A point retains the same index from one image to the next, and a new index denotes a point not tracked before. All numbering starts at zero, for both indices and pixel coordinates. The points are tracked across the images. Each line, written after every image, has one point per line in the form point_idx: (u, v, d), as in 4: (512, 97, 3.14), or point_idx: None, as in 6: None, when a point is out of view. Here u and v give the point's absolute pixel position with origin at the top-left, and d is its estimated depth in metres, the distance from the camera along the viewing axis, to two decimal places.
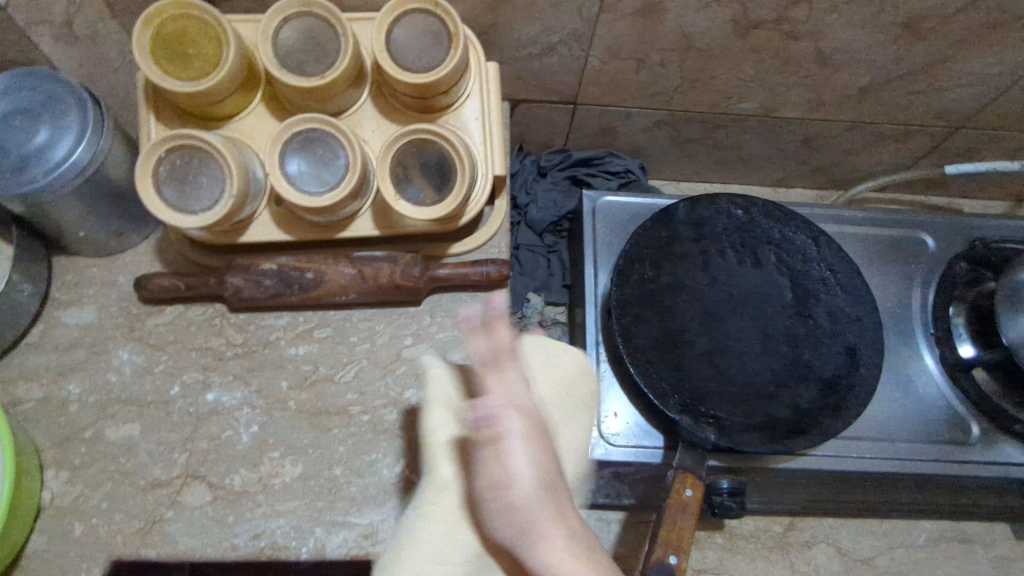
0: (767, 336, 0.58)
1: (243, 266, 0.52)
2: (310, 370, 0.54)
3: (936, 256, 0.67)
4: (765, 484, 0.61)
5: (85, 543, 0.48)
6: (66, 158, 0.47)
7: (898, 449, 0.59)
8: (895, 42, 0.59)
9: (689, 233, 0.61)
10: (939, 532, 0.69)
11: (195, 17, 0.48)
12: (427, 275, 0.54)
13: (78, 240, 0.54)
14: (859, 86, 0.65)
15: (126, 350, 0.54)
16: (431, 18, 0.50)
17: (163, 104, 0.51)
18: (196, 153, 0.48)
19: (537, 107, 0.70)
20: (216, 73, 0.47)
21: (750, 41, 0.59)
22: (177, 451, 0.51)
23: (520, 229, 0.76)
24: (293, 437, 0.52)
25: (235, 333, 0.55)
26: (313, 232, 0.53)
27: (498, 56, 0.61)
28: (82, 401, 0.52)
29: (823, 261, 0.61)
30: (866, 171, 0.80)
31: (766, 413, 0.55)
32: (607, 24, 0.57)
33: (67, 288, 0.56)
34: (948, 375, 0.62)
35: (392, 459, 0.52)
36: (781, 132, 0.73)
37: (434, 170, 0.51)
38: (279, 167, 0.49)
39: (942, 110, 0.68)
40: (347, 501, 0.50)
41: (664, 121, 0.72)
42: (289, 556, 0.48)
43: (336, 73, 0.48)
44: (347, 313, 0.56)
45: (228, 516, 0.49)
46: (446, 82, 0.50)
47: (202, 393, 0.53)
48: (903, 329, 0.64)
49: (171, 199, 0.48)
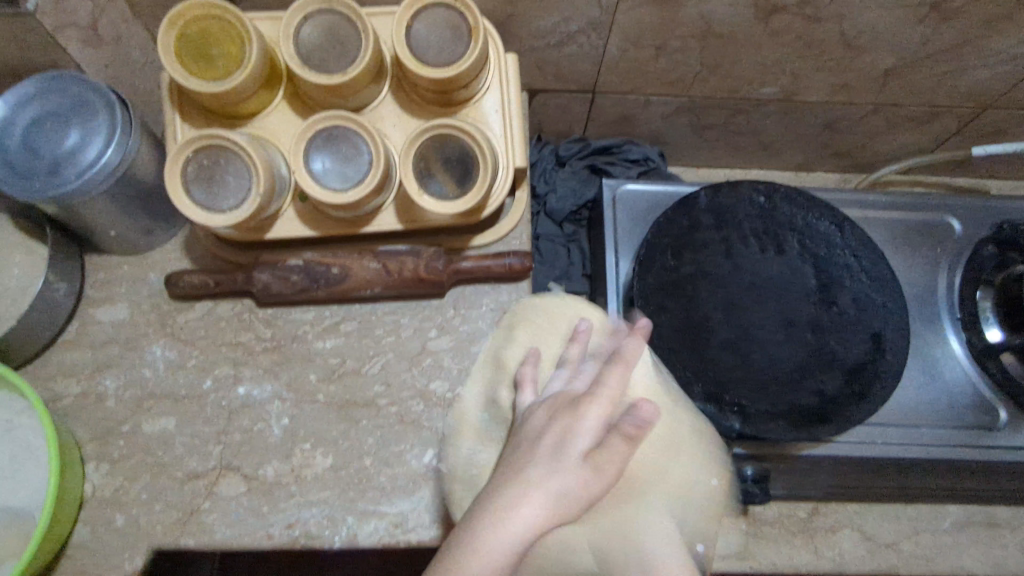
0: (791, 324, 0.58)
1: (270, 262, 0.53)
2: (338, 364, 0.55)
3: (963, 239, 0.66)
4: (790, 470, 0.61)
5: (127, 532, 0.50)
6: (98, 159, 0.48)
7: (924, 435, 0.59)
8: (922, 23, 0.58)
9: (711, 222, 0.61)
10: (965, 516, 0.69)
11: (218, 17, 0.49)
12: (451, 268, 0.55)
13: (109, 239, 0.55)
14: (884, 67, 0.64)
15: (159, 346, 0.55)
16: (451, 12, 0.50)
17: (188, 104, 0.52)
18: (222, 152, 0.49)
19: (555, 97, 0.70)
20: (241, 72, 0.48)
21: (772, 26, 0.58)
22: (212, 443, 0.52)
23: (539, 219, 0.76)
24: (322, 429, 0.53)
25: (263, 327, 0.56)
26: (337, 227, 0.54)
27: (516, 46, 0.61)
28: (119, 396, 0.54)
29: (847, 247, 0.60)
30: (889, 154, 0.79)
31: (791, 401, 0.56)
32: (626, 12, 0.57)
33: (100, 286, 0.57)
34: (974, 360, 0.61)
35: (420, 450, 0.53)
36: (803, 116, 0.72)
37: (456, 164, 0.51)
38: (304, 164, 0.49)
39: (969, 91, 0.67)
40: (377, 490, 0.51)
41: (684, 107, 0.71)
42: (323, 545, 0.50)
43: (358, 70, 0.48)
44: (372, 307, 0.57)
45: (263, 506, 0.51)
46: (467, 76, 0.50)
47: (233, 386, 0.54)
48: (929, 313, 0.63)
49: (199, 198, 0.48)
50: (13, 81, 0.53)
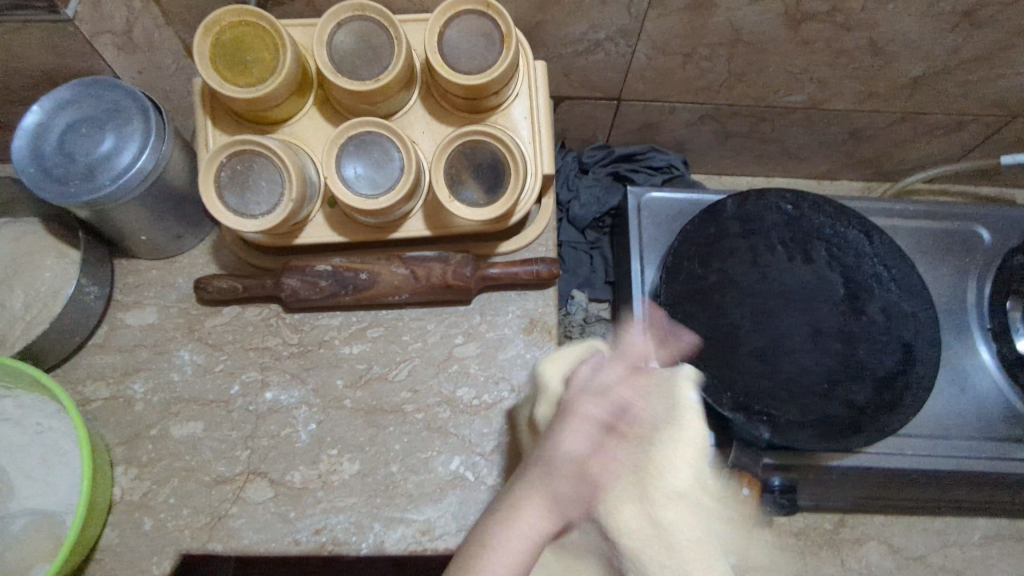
0: (819, 332, 0.57)
1: (299, 267, 0.53)
2: (364, 369, 0.55)
3: (992, 249, 0.65)
4: (817, 481, 0.60)
5: (155, 536, 0.50)
6: (133, 164, 0.48)
7: (953, 447, 0.58)
8: (954, 31, 0.57)
9: (737, 230, 0.61)
10: (994, 530, 0.68)
11: (252, 24, 0.49)
12: (478, 274, 0.55)
13: (140, 243, 0.55)
14: (913, 75, 0.63)
15: (187, 350, 0.55)
16: (482, 19, 0.50)
17: (219, 109, 0.52)
18: (255, 158, 0.49)
19: (580, 104, 0.70)
20: (275, 79, 0.48)
21: (802, 34, 0.58)
22: (239, 448, 0.52)
23: (562, 226, 0.76)
24: (350, 435, 0.53)
25: (291, 332, 0.56)
26: (366, 233, 0.54)
27: (544, 54, 0.62)
28: (148, 400, 0.54)
29: (876, 255, 0.60)
30: (915, 162, 0.79)
31: (820, 410, 0.55)
32: (655, 20, 0.57)
33: (129, 290, 0.57)
34: (1005, 371, 0.60)
35: (447, 457, 0.52)
36: (829, 124, 0.72)
37: (486, 171, 0.51)
38: (336, 170, 0.49)
39: (997, 100, 0.66)
40: (404, 497, 0.51)
41: (708, 115, 0.71)
42: (350, 551, 0.50)
43: (390, 76, 0.49)
44: (399, 312, 0.57)
45: (290, 512, 0.51)
46: (498, 83, 0.50)
47: (261, 392, 0.54)
48: (957, 322, 0.63)
49: (232, 203, 0.49)
50: (49, 86, 0.53)
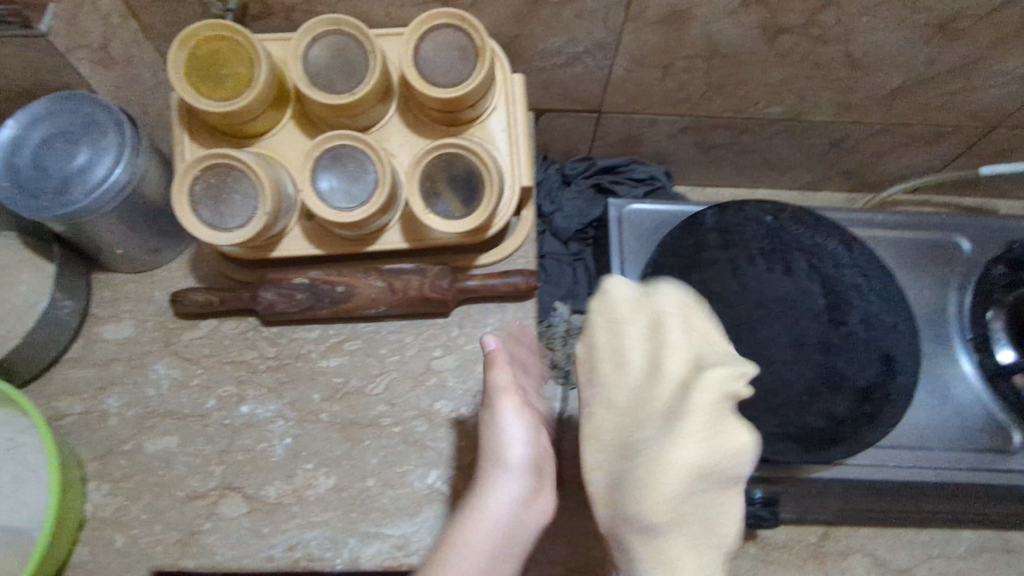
0: (800, 345, 0.57)
1: (275, 280, 0.53)
2: (341, 383, 0.55)
3: (973, 260, 0.65)
4: (799, 494, 0.60)
5: (127, 553, 0.49)
6: (106, 178, 0.48)
7: (936, 458, 0.58)
8: (929, 43, 0.58)
9: (718, 241, 0.61)
10: (980, 542, 0.67)
11: (228, 38, 0.49)
12: (456, 286, 0.55)
13: (116, 256, 0.55)
14: (890, 87, 0.64)
15: (163, 364, 0.55)
16: (458, 33, 0.51)
17: (196, 123, 0.53)
18: (230, 172, 0.49)
19: (561, 116, 0.70)
20: (250, 92, 0.48)
21: (778, 47, 0.59)
22: (214, 463, 0.52)
23: (545, 238, 0.75)
24: (325, 449, 0.53)
25: (267, 346, 0.56)
26: (343, 246, 0.54)
27: (523, 67, 0.62)
28: (122, 415, 0.53)
29: (855, 266, 0.60)
30: (897, 174, 0.79)
31: (798, 423, 0.55)
32: (633, 33, 0.57)
33: (106, 304, 0.57)
34: (987, 382, 0.60)
35: (423, 471, 0.52)
36: (809, 135, 0.72)
37: (462, 183, 0.51)
38: (311, 184, 0.49)
39: (976, 110, 0.67)
40: (379, 512, 0.51)
41: (690, 127, 0.72)
42: (324, 567, 0.49)
43: (366, 89, 0.49)
44: (376, 325, 0.57)
45: (264, 527, 0.50)
46: (474, 96, 0.50)
47: (236, 406, 0.54)
48: (939, 334, 0.63)
49: (205, 216, 0.49)
50: (26, 101, 0.53)
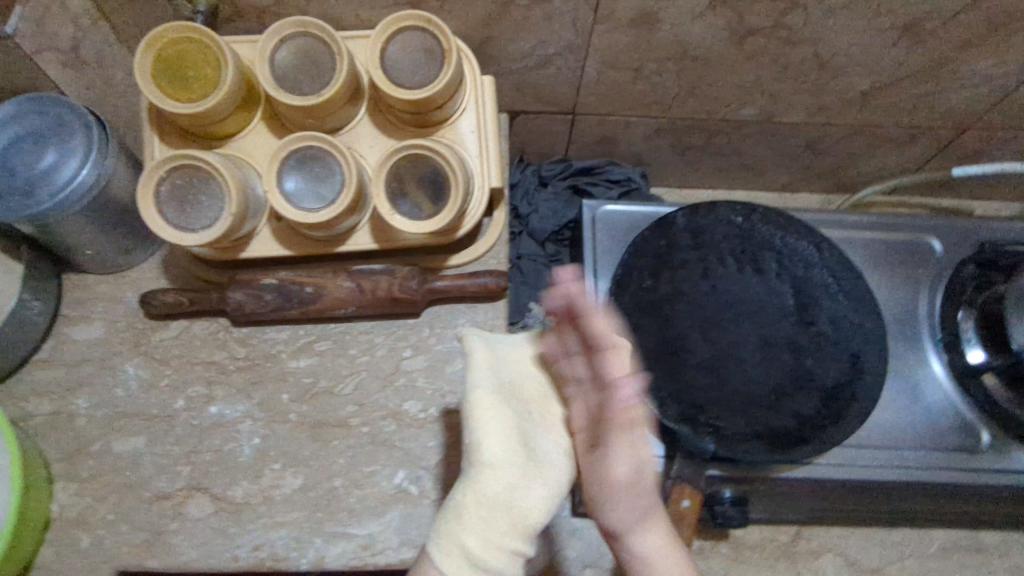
0: (769, 345, 0.57)
1: (244, 281, 0.53)
2: (311, 383, 0.55)
3: (944, 260, 0.66)
4: (769, 494, 0.60)
5: (93, 553, 0.49)
6: (73, 180, 0.48)
7: (905, 457, 0.58)
8: (896, 45, 0.58)
9: (689, 242, 0.61)
10: (952, 542, 0.67)
11: (195, 40, 0.49)
12: (425, 287, 0.55)
13: (86, 258, 0.55)
14: (860, 89, 0.64)
15: (133, 365, 0.55)
16: (425, 35, 0.51)
17: (165, 124, 0.53)
18: (196, 173, 0.49)
19: (536, 118, 0.70)
20: (216, 93, 0.49)
21: (746, 49, 0.59)
22: (181, 464, 0.52)
23: (521, 239, 0.76)
24: (293, 449, 0.53)
25: (238, 347, 0.56)
26: (312, 247, 0.54)
27: (495, 70, 0.62)
28: (90, 416, 0.53)
29: (824, 267, 0.60)
30: (873, 175, 0.79)
31: (765, 423, 0.55)
32: (602, 36, 0.58)
33: (76, 305, 0.57)
34: (956, 382, 0.61)
35: (391, 470, 0.52)
36: (783, 137, 0.73)
37: (430, 184, 0.51)
38: (277, 184, 0.50)
39: (946, 112, 0.67)
40: (346, 512, 0.51)
41: (664, 129, 0.72)
42: (289, 567, 0.49)
43: (332, 90, 0.49)
44: (346, 326, 0.57)
45: (230, 527, 0.50)
46: (441, 97, 0.51)
47: (205, 406, 0.54)
48: (909, 334, 0.63)
49: (171, 217, 0.49)
50: None
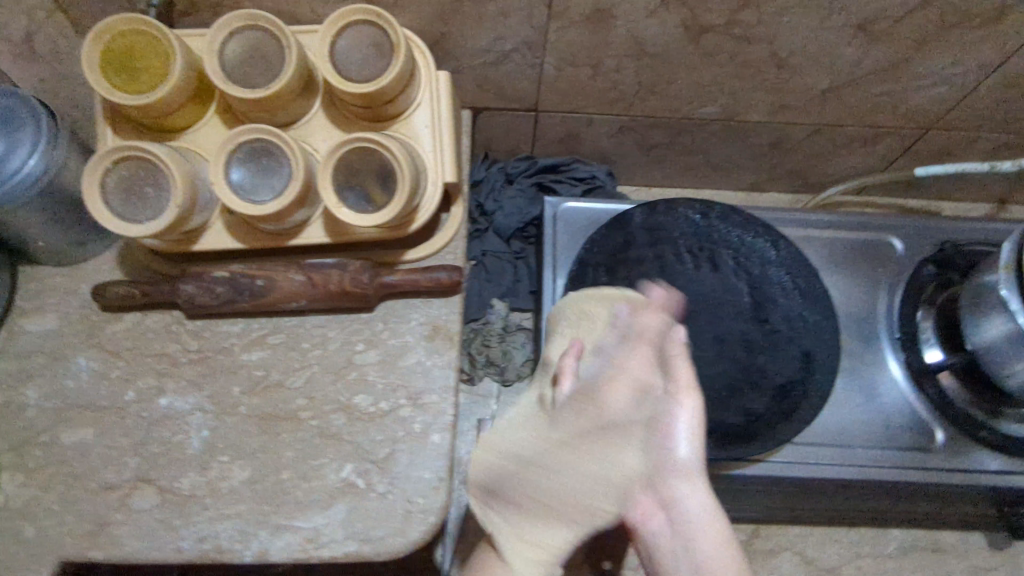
0: (722, 340, 0.57)
1: (196, 273, 0.54)
2: (262, 376, 0.55)
3: (905, 259, 0.66)
4: (723, 491, 0.60)
5: (37, 543, 0.49)
6: (19, 169, 0.49)
7: (858, 455, 0.58)
8: (852, 43, 0.58)
9: (646, 239, 0.61)
10: (909, 541, 0.68)
11: (144, 32, 0.50)
12: (377, 281, 0.55)
13: (40, 249, 0.55)
14: (820, 87, 0.64)
15: (85, 357, 0.55)
16: (375, 29, 0.51)
17: (117, 116, 0.53)
18: (144, 164, 0.50)
19: (500, 115, 0.70)
20: (163, 86, 0.49)
21: (703, 46, 0.59)
22: (129, 455, 0.52)
23: (488, 235, 0.77)
24: (242, 442, 0.53)
25: (190, 339, 0.56)
26: (264, 239, 0.54)
27: (454, 65, 0.62)
28: (40, 407, 0.54)
29: (782, 264, 0.60)
30: (841, 175, 0.79)
31: (715, 419, 0.55)
32: (557, 32, 0.58)
33: (30, 296, 0.57)
34: (913, 381, 0.61)
35: (338, 464, 0.52)
36: (748, 136, 0.73)
37: (380, 178, 0.52)
38: (225, 176, 0.50)
39: (908, 111, 0.67)
40: (292, 505, 0.51)
41: (629, 126, 0.72)
42: (233, 559, 0.49)
43: (279, 83, 0.49)
44: (300, 319, 0.57)
45: (175, 519, 0.50)
46: (391, 91, 0.51)
47: (155, 399, 0.54)
48: (868, 333, 0.63)
49: (118, 207, 0.49)
50: None
